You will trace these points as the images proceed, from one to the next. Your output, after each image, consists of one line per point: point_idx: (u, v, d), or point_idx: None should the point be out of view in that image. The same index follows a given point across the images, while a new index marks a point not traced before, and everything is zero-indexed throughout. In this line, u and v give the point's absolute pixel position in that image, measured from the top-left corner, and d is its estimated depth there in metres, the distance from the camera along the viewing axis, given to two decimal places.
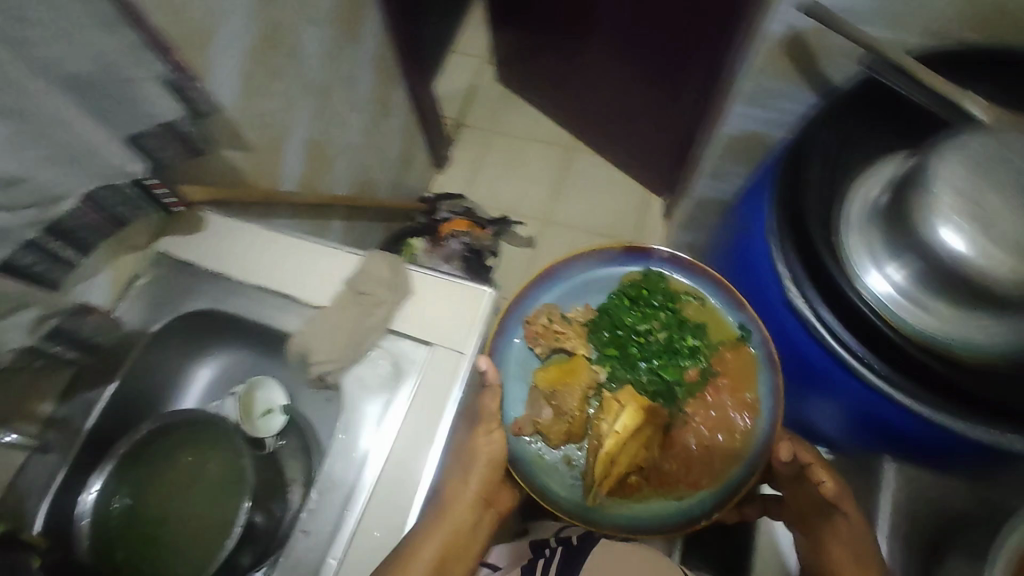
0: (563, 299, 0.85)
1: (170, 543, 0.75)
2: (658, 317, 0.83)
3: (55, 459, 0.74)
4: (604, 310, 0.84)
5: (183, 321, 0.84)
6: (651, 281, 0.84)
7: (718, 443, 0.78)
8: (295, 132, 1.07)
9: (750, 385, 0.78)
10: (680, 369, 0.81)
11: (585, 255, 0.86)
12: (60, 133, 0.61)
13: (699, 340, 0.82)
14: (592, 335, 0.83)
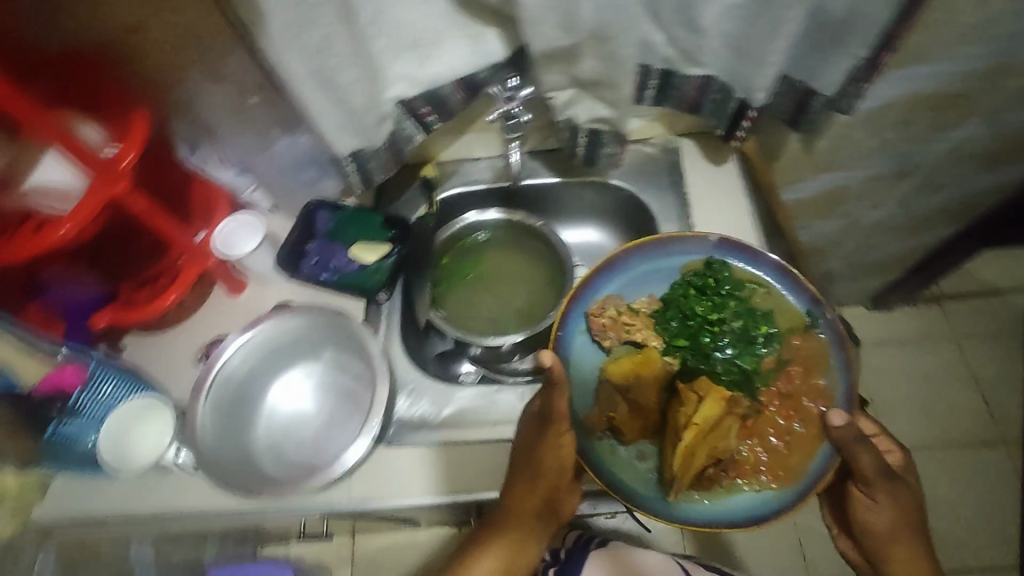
0: (625, 290, 0.75)
1: (471, 293, 0.87)
2: (728, 308, 0.71)
3: (484, 175, 0.90)
4: (679, 307, 0.72)
5: (629, 199, 0.90)
6: (715, 270, 0.73)
7: (797, 434, 0.66)
8: (848, 179, 0.98)
9: (820, 372, 0.68)
10: (756, 358, 0.69)
11: (647, 243, 0.75)
12: (763, 28, 0.64)
13: (774, 326, 0.70)
14: (660, 325, 0.73)
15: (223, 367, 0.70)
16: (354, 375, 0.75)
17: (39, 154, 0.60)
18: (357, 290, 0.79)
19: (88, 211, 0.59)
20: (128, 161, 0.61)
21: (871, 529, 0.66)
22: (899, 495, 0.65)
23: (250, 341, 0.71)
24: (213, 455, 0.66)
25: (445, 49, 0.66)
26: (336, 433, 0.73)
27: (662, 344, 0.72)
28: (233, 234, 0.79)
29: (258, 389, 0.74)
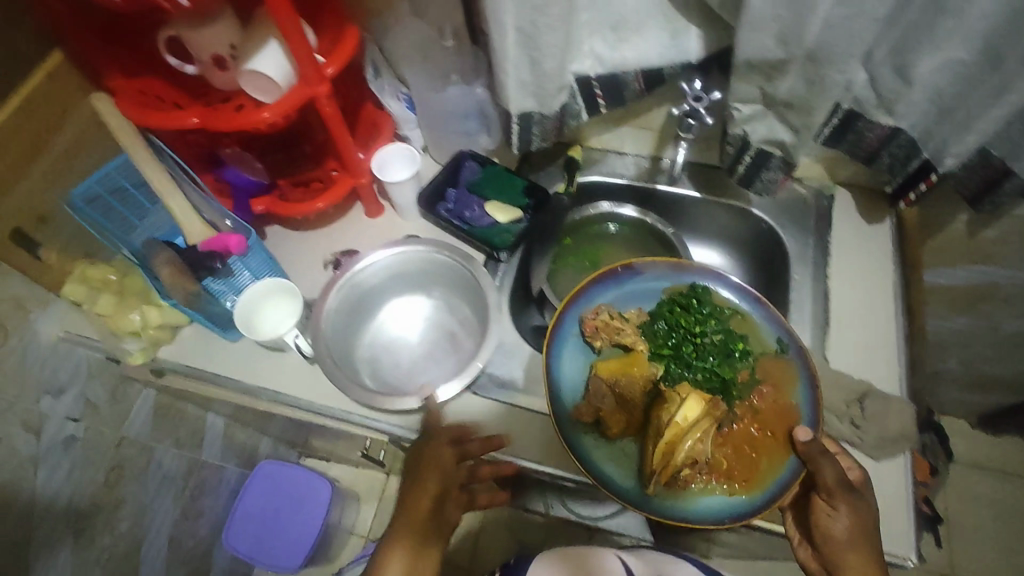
0: (618, 300, 0.77)
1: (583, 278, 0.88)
2: (712, 324, 0.72)
3: (625, 171, 0.90)
4: (666, 322, 0.74)
5: (765, 232, 0.86)
6: (699, 290, 0.75)
7: (764, 442, 0.67)
8: (1003, 279, 0.89)
9: (788, 392, 0.69)
10: (733, 373, 0.70)
11: (641, 262, 0.78)
12: (982, 89, 0.60)
13: (750, 348, 0.71)
14: (647, 334, 0.74)
15: (353, 269, 0.75)
16: (464, 321, 0.79)
17: (258, 43, 0.67)
18: (483, 246, 0.81)
19: (288, 103, 0.66)
20: (332, 69, 0.67)
21: (836, 550, 0.62)
22: (864, 511, 0.62)
23: (385, 257, 0.76)
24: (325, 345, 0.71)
25: (642, 35, 0.67)
26: (432, 367, 0.77)
27: (648, 352, 0.73)
28: (392, 159, 0.83)
29: (376, 303, 0.79)
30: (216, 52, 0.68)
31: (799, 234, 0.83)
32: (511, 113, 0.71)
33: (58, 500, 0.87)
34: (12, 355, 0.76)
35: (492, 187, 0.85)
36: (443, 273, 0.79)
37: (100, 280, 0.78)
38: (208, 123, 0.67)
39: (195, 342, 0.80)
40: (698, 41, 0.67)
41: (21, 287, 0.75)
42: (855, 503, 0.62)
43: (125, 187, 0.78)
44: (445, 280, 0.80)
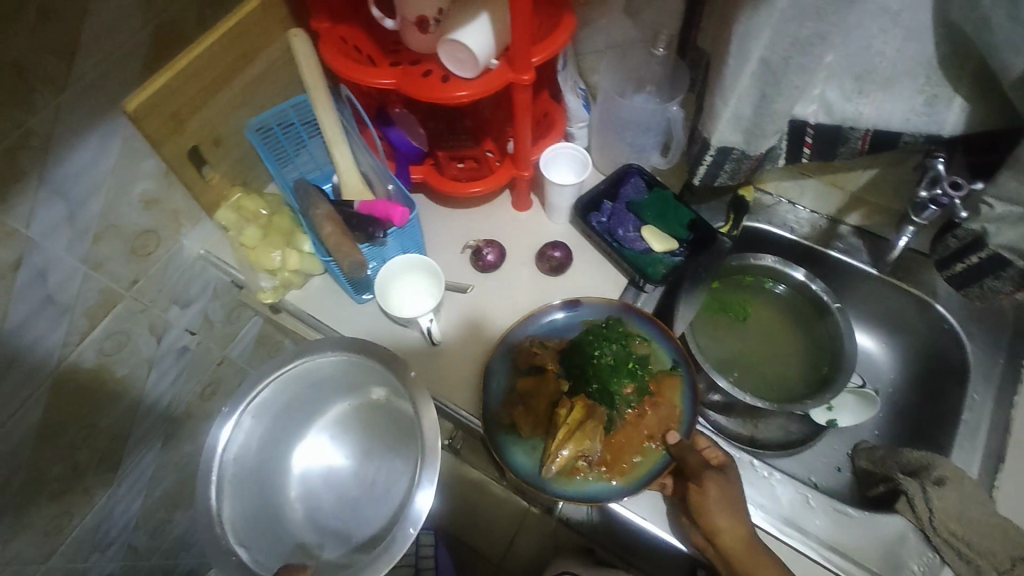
0: (541, 330, 0.73)
1: (727, 330, 0.81)
2: (614, 353, 0.69)
3: (795, 225, 0.81)
4: (581, 342, 0.70)
5: (944, 334, 0.75)
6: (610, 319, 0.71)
7: (642, 445, 0.65)
8: None
9: (671, 403, 0.67)
10: (620, 389, 0.67)
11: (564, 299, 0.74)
12: None
13: (642, 367, 0.69)
14: (559, 358, 0.70)
15: (232, 446, 0.62)
16: (377, 450, 0.69)
17: (465, 14, 0.63)
18: (632, 271, 0.76)
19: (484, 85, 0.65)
20: (538, 58, 0.64)
21: (723, 536, 0.59)
22: (729, 489, 0.61)
23: (285, 378, 0.64)
24: (243, 498, 0.61)
25: (891, 92, 0.58)
26: (370, 504, 0.65)
27: (560, 370, 0.69)
28: (561, 159, 0.80)
29: (279, 436, 0.67)
30: (422, 13, 0.64)
31: (987, 348, 0.72)
32: (709, 145, 0.65)
33: (159, 404, 0.90)
34: (157, 264, 0.78)
35: (654, 210, 0.78)
36: (355, 383, 0.69)
37: (251, 212, 0.79)
38: (403, 86, 0.66)
39: (325, 294, 0.80)
40: (958, 114, 0.58)
41: (181, 201, 0.76)
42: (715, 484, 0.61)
43: (293, 123, 0.77)
44: (359, 383, 0.69)
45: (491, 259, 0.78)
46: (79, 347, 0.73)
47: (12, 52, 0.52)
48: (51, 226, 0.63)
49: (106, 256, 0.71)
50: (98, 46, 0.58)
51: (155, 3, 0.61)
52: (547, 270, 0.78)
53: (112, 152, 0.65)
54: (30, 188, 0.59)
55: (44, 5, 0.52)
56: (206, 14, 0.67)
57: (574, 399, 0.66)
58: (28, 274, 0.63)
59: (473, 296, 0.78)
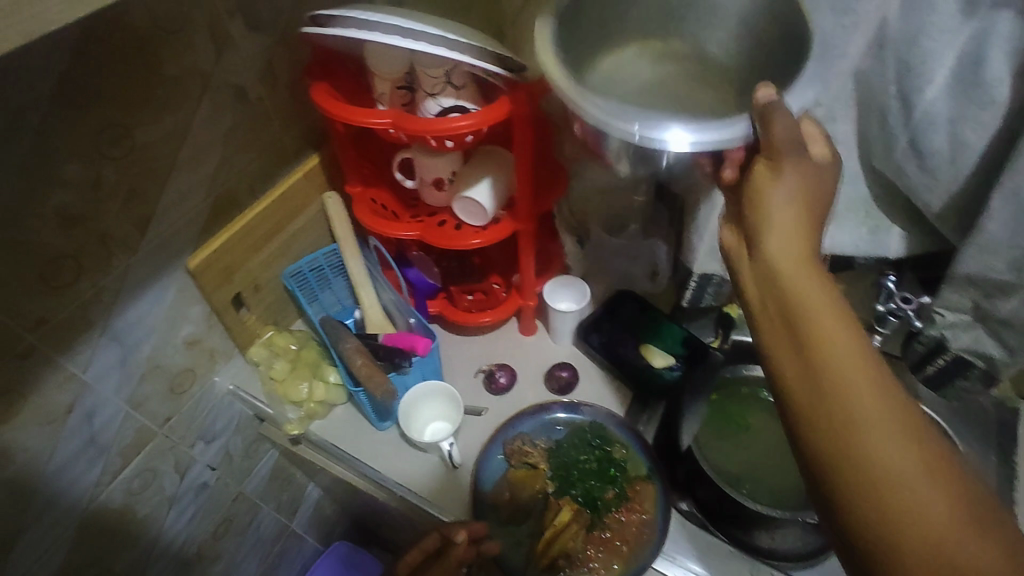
0: (534, 430, 0.78)
1: (732, 444, 0.83)
2: (596, 455, 0.75)
3: None
4: (566, 447, 0.76)
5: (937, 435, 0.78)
6: (591, 427, 0.77)
7: (615, 545, 0.70)
8: None
9: (644, 508, 0.72)
10: (601, 491, 0.73)
11: (548, 403, 0.79)
12: None
13: (621, 472, 0.74)
14: (550, 459, 0.76)
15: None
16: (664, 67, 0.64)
17: (475, 174, 0.75)
18: (637, 386, 0.83)
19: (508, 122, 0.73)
20: (541, 208, 0.75)
21: (799, 313, 0.43)
22: (812, 182, 0.47)
23: None
24: (587, 6, 0.61)
25: (841, 225, 0.69)
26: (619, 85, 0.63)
27: (547, 471, 0.75)
28: (562, 289, 0.88)
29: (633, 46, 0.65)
30: (438, 175, 0.76)
31: (980, 446, 0.76)
32: (693, 273, 0.75)
33: (173, 543, 0.89)
34: (189, 401, 0.82)
35: (646, 332, 0.86)
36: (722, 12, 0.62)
37: (281, 347, 0.86)
38: (424, 236, 0.76)
39: (347, 423, 0.84)
40: (898, 240, 0.68)
41: (219, 341, 0.83)
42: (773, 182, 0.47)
43: (323, 268, 0.87)
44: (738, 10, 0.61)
45: (503, 381, 0.85)
46: (110, 487, 0.75)
47: (102, 227, 0.63)
48: (105, 370, 0.69)
49: (147, 395, 0.76)
50: (165, 216, 0.69)
51: (216, 180, 0.73)
52: (554, 389, 0.84)
53: (165, 302, 0.73)
54: (94, 337, 0.66)
55: (131, 188, 0.64)
56: (255, 183, 0.79)
57: (559, 501, 0.73)
58: (78, 416, 0.68)
59: (488, 418, 0.82)
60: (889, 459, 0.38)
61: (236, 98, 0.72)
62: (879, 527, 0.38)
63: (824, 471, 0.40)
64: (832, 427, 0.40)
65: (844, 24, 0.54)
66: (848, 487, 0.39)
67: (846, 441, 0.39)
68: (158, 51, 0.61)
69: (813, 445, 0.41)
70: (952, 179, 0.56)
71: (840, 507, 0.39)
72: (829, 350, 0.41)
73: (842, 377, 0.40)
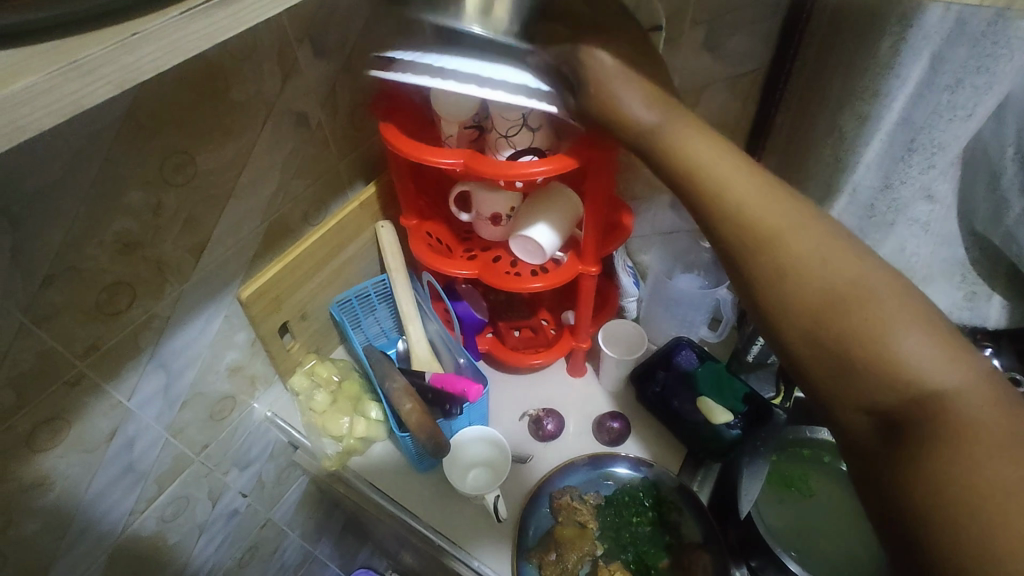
0: (583, 484, 0.74)
1: (798, 513, 0.76)
2: (647, 517, 0.71)
3: None
4: (616, 504, 0.72)
5: None
6: (644, 487, 0.73)
7: None
8: None
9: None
10: (654, 557, 0.69)
11: (597, 454, 0.76)
12: None
13: (676, 538, 0.70)
14: (599, 517, 0.72)
15: None
16: None
17: (536, 212, 0.72)
18: (692, 444, 0.78)
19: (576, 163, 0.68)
20: (604, 252, 0.72)
21: (686, 154, 0.45)
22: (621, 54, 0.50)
23: None
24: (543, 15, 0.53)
25: (931, 286, 0.63)
26: None
27: (596, 530, 0.71)
28: (617, 334, 0.85)
29: None
30: (496, 211, 0.74)
31: None
32: None
33: (200, 571, 0.87)
34: (228, 428, 0.80)
35: (705, 386, 0.80)
36: None
37: (324, 378, 0.84)
38: (480, 275, 0.74)
39: (384, 462, 0.80)
40: (998, 310, 0.63)
41: (260, 367, 0.81)
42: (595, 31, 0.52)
43: (370, 296, 0.84)
44: None
45: (551, 429, 0.80)
46: (143, 515, 0.73)
47: (159, 255, 0.62)
48: (148, 397, 0.67)
49: (187, 422, 0.74)
50: (221, 243, 0.67)
51: (271, 208, 0.72)
52: (605, 441, 0.80)
53: (213, 328, 0.71)
54: (140, 365, 0.65)
55: (189, 215, 0.63)
56: (308, 210, 0.77)
57: (609, 566, 0.68)
58: (119, 444, 0.66)
59: (533, 466, 0.78)
60: (811, 287, 0.37)
61: (298, 125, 0.70)
62: (815, 352, 0.36)
63: (750, 291, 0.41)
64: (744, 246, 0.41)
65: (976, 84, 0.47)
66: (778, 308, 0.38)
67: (755, 261, 0.40)
68: (227, 77, 0.60)
69: (746, 274, 0.41)
70: None
71: (792, 341, 0.38)
72: (714, 178, 0.43)
73: (743, 201, 0.41)
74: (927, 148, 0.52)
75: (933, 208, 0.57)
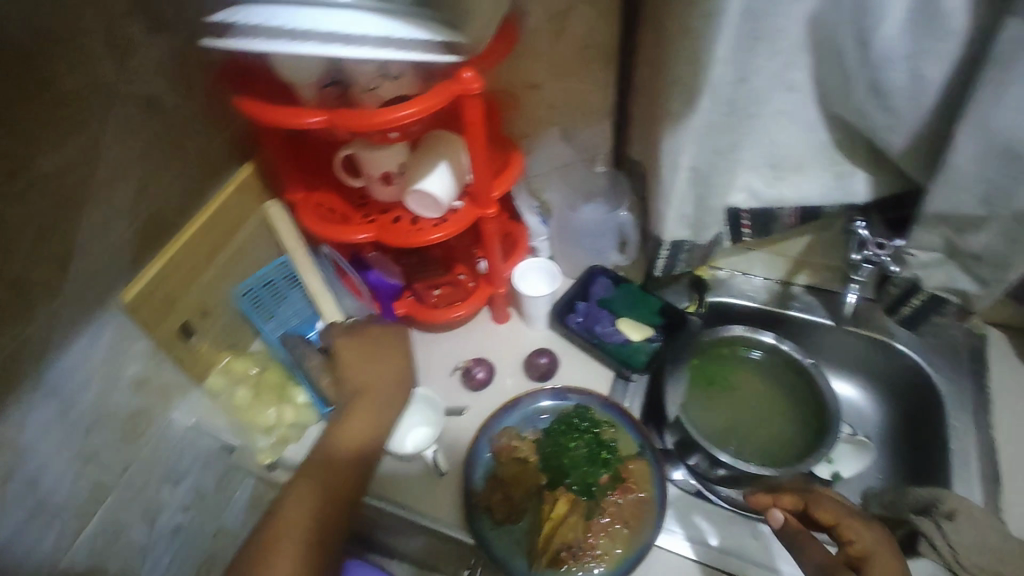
0: (521, 424, 0.76)
1: (724, 408, 0.84)
2: (584, 440, 0.73)
3: (757, 293, 0.88)
4: (555, 435, 0.74)
5: (912, 371, 0.82)
6: (581, 419, 0.75)
7: (617, 530, 0.68)
8: None
9: (642, 486, 0.70)
10: (595, 475, 0.71)
11: (529, 394, 0.77)
12: None
13: (613, 453, 0.72)
14: (541, 449, 0.73)
15: None
16: None
17: (425, 164, 0.70)
18: (615, 363, 0.80)
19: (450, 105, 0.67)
20: (498, 193, 0.71)
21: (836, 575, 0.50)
22: None
23: None
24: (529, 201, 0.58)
25: (805, 174, 0.67)
26: None
27: (539, 463, 0.73)
28: (530, 273, 0.85)
29: None
30: (386, 169, 0.71)
31: (951, 376, 0.78)
32: (662, 241, 0.74)
33: None
34: (147, 444, 0.74)
35: (623, 307, 0.84)
36: None
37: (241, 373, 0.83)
38: (379, 237, 0.72)
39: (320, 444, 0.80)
40: (864, 185, 0.67)
41: (169, 376, 0.76)
42: (834, 501, 0.57)
43: (277, 282, 0.80)
44: None
45: (481, 376, 0.81)
46: (70, 553, 0.65)
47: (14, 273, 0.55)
48: (42, 429, 0.61)
49: (99, 447, 0.68)
50: (86, 250, 0.62)
51: (139, 203, 0.66)
52: (536, 377, 0.82)
53: (102, 342, 0.66)
54: (23, 396, 0.59)
55: (41, 224, 0.56)
56: (182, 200, 0.72)
57: (554, 492, 0.70)
58: (20, 484, 0.59)
59: (470, 417, 0.79)
60: None
61: (147, 110, 0.65)
62: None
63: None
64: None
65: None
66: None
67: None
68: (47, 65, 0.53)
69: None
70: (912, 117, 0.56)
71: None
72: None
73: None
74: (770, 33, 0.53)
75: (793, 95, 0.60)
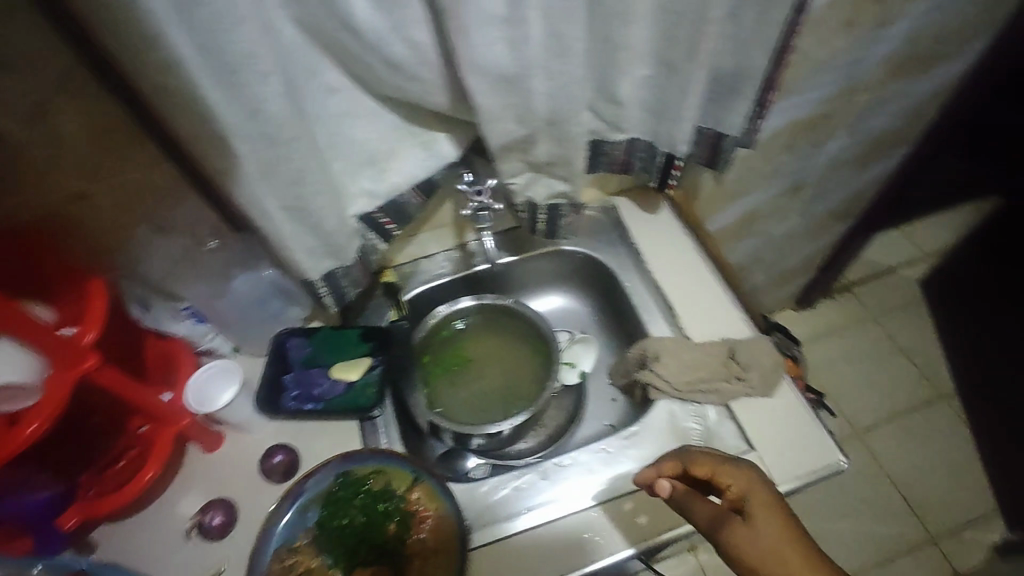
0: (288, 535, 0.66)
1: (472, 379, 0.89)
2: (357, 508, 0.67)
3: (443, 267, 0.90)
4: (327, 523, 0.66)
5: (584, 260, 0.94)
6: (344, 489, 0.68)
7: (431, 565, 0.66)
8: (751, 199, 1.07)
9: (433, 508, 0.67)
10: (383, 532, 0.67)
11: (279, 502, 0.67)
12: (672, 99, 0.71)
13: (390, 501, 0.68)
14: (322, 545, 0.66)
15: None
16: None
17: None
18: (350, 411, 0.76)
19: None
20: (92, 336, 0.59)
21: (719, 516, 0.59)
22: (773, 513, 0.58)
23: None
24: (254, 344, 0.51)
25: (395, 157, 0.69)
26: None
27: (327, 560, 0.66)
28: (209, 382, 0.72)
29: None
30: None
31: (608, 249, 0.92)
32: (313, 280, 0.69)
33: None
34: None
35: (329, 354, 0.80)
36: None
37: None
38: None
39: None
40: (448, 143, 0.71)
41: None
42: (706, 455, 0.64)
43: None
44: None
45: (219, 522, 0.70)
46: None
47: None
48: None
49: None
50: None
51: None
52: (282, 477, 0.73)
53: None
54: None
55: None
56: None
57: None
58: None
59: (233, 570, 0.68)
60: None
61: None
62: None
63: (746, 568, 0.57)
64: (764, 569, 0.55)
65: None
66: None
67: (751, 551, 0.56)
68: None
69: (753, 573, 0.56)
70: (432, 76, 0.59)
71: None
72: (729, 521, 0.58)
73: (761, 545, 0.56)
74: (247, 65, 0.47)
75: (334, 96, 0.60)
